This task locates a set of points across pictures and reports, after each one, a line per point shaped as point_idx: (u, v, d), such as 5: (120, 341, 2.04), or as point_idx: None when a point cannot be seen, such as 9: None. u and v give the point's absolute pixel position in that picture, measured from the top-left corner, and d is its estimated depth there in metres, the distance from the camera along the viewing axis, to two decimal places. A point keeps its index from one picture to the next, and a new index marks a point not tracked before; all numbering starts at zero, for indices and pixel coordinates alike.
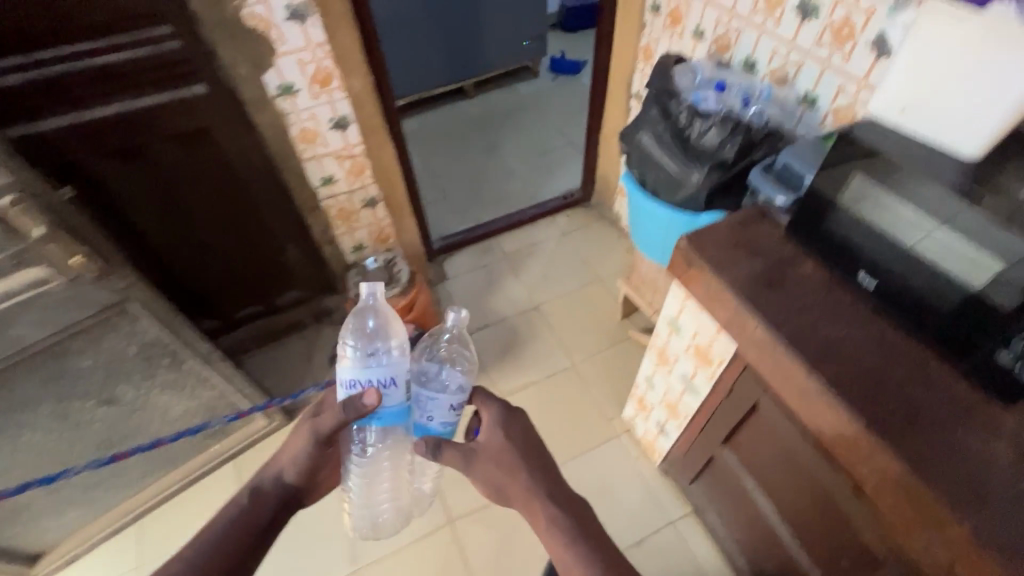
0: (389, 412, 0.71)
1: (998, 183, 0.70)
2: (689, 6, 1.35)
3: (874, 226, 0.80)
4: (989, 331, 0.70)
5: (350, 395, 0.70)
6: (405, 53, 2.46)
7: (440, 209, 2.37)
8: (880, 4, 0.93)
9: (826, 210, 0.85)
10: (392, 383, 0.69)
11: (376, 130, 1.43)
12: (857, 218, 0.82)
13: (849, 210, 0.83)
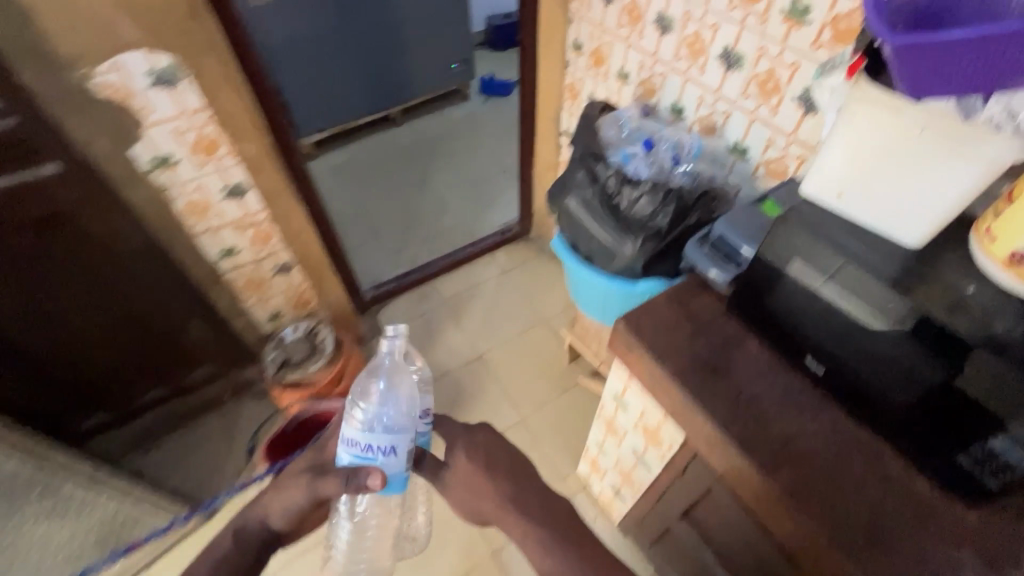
0: (390, 484, 0.65)
1: (940, 275, 0.65)
2: (610, 46, 1.28)
3: (816, 310, 0.75)
4: (945, 433, 0.65)
5: (352, 466, 0.64)
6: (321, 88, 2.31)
7: (372, 252, 2.22)
8: (804, 61, 0.89)
9: (767, 290, 0.79)
10: (392, 451, 0.63)
11: (279, 195, 1.28)
12: (798, 300, 0.76)
13: (790, 293, 0.77)
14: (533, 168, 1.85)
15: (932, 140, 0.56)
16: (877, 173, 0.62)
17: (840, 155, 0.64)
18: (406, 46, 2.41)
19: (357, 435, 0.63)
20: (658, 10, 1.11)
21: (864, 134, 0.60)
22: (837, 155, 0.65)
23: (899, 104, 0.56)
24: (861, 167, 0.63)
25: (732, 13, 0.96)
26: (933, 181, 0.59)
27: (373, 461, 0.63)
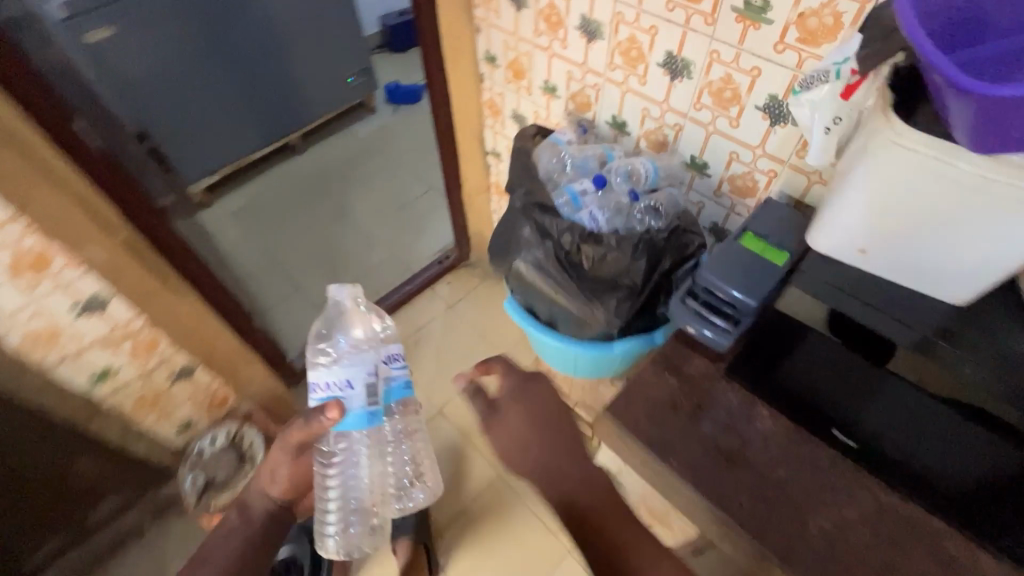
0: (351, 420, 0.72)
1: (983, 326, 0.61)
2: (530, 57, 1.10)
3: (842, 373, 0.68)
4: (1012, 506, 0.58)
5: (319, 404, 0.72)
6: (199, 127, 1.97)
7: (297, 307, 1.95)
8: (764, 64, 0.75)
9: (786, 346, 0.71)
10: (351, 386, 0.71)
11: (155, 296, 1.01)
12: (821, 359, 0.69)
13: (809, 351, 0.69)
14: (462, 191, 1.65)
15: (987, 197, 0.43)
16: (913, 228, 0.49)
17: (859, 211, 0.51)
18: (292, 66, 2.11)
19: (319, 377, 0.71)
20: (581, 14, 0.93)
21: (895, 187, 0.47)
22: (857, 207, 0.51)
23: (945, 152, 0.43)
24: (885, 227, 0.51)
25: (673, 14, 0.81)
26: (985, 241, 0.46)
27: (334, 399, 0.71)
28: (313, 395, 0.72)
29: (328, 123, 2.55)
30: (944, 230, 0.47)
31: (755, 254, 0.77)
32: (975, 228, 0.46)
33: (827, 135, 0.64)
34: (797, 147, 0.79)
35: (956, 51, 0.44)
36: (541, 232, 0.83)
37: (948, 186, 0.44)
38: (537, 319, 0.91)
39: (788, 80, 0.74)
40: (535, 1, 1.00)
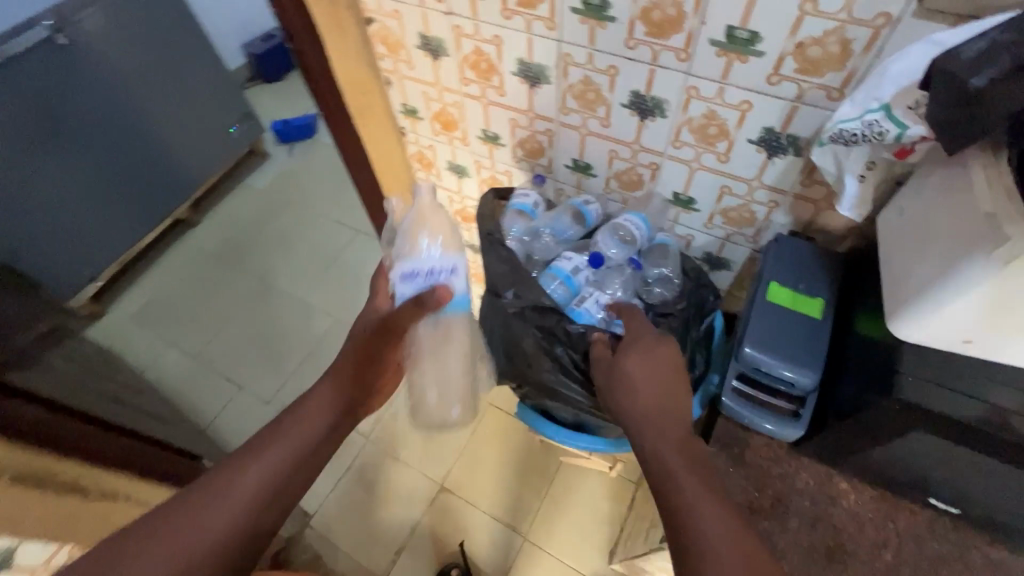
0: (455, 304, 0.64)
1: None
2: (460, 107, 0.94)
3: (941, 469, 0.55)
4: None
5: (415, 289, 0.62)
6: (64, 231, 1.61)
7: (246, 408, 1.69)
8: (756, 98, 0.65)
9: (858, 446, 0.58)
10: (451, 271, 0.63)
11: (76, 514, 0.80)
12: (912, 456, 0.55)
13: (895, 450, 0.56)
14: None
15: None
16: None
17: (962, 309, 0.42)
18: (160, 132, 1.76)
19: (419, 262, 0.62)
20: (518, 58, 0.79)
21: (1013, 288, 0.38)
22: (958, 304, 0.42)
23: None
24: (985, 327, 0.43)
25: (636, 51, 0.68)
26: None
27: (438, 282, 0.63)
28: (405, 278, 0.62)
29: (218, 185, 2.22)
30: None
31: (787, 309, 0.68)
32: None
33: (861, 183, 0.55)
34: (800, 177, 0.71)
35: None
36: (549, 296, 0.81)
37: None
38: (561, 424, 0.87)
39: (785, 112, 0.64)
40: (455, 48, 0.83)
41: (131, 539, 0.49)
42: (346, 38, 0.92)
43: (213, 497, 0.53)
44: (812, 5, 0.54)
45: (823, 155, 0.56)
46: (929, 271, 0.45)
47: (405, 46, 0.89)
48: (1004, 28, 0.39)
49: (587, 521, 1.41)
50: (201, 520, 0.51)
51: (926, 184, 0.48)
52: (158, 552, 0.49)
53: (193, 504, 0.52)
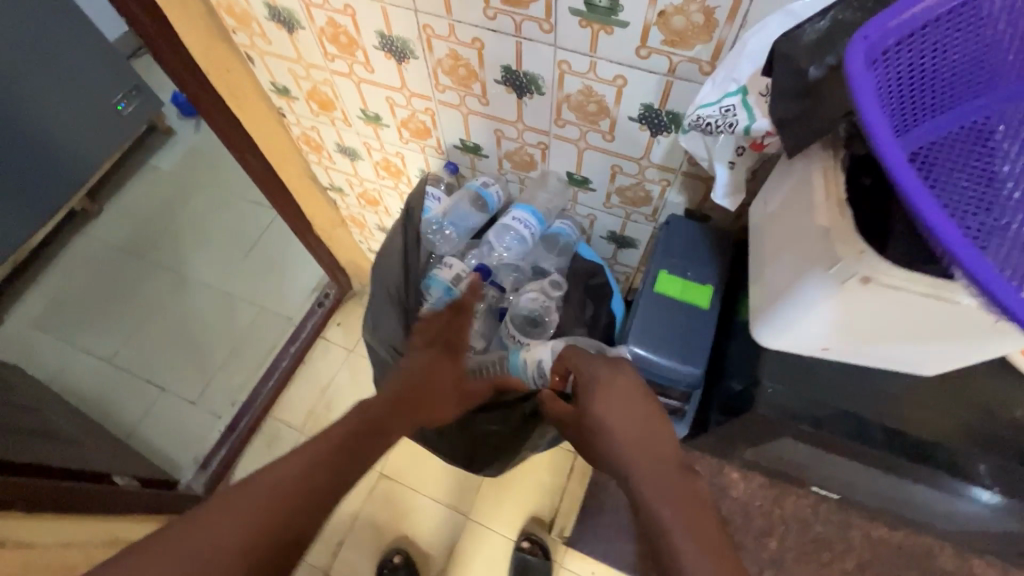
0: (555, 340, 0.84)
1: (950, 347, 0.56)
2: (332, 84, 0.84)
3: (819, 460, 0.56)
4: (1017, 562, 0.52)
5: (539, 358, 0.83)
6: None
7: (170, 413, 1.58)
8: (628, 72, 0.58)
9: (738, 444, 0.58)
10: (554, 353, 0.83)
11: None
12: (793, 451, 0.55)
13: (777, 445, 0.55)
14: (313, 230, 1.35)
15: (933, 319, 0.34)
16: (871, 338, 0.39)
17: (807, 326, 0.40)
18: (46, 125, 1.50)
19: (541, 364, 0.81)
20: (377, 30, 0.69)
21: (838, 311, 0.37)
22: (801, 326, 0.41)
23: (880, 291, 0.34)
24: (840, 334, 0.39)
25: (497, 22, 0.60)
26: (956, 342, 0.36)
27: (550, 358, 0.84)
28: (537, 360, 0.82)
29: (115, 166, 1.97)
30: (906, 337, 0.37)
31: (676, 301, 0.64)
32: (951, 337, 0.36)
33: (732, 169, 0.50)
34: (687, 154, 0.65)
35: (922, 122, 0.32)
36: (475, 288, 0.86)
37: (928, 307, 0.33)
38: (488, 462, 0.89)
39: (660, 88, 0.58)
40: (308, 19, 0.72)
41: (249, 484, 0.46)
42: (187, 7, 0.78)
43: (316, 455, 0.51)
44: None
45: (691, 139, 0.50)
46: (783, 274, 0.41)
47: (254, 18, 0.77)
48: (842, 7, 0.34)
49: (539, 484, 1.34)
50: (299, 476, 0.49)
51: (778, 176, 0.45)
52: (267, 501, 0.46)
53: (304, 449, 0.51)
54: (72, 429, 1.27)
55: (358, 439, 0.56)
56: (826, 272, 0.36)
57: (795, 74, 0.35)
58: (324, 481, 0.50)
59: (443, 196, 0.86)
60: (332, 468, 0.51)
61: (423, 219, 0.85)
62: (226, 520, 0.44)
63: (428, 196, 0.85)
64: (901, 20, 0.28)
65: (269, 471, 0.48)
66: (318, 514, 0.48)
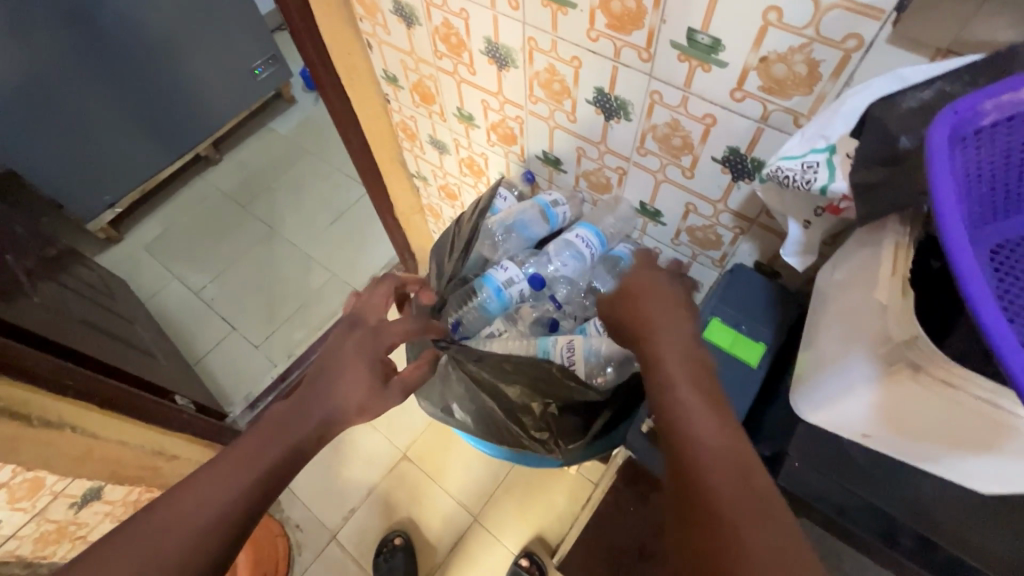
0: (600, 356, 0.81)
1: None
2: (435, 80, 0.89)
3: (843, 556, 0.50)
4: None
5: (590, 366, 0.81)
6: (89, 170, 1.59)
7: (233, 352, 1.72)
8: (720, 112, 0.57)
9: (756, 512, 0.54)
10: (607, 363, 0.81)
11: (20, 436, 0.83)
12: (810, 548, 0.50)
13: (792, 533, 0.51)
14: (393, 212, 1.43)
15: (967, 435, 0.32)
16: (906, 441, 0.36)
17: (845, 411, 0.38)
18: (192, 76, 1.69)
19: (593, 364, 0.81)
20: (484, 36, 0.72)
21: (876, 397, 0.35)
22: (837, 406, 0.38)
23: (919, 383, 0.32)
24: (873, 429, 0.37)
25: (597, 45, 0.61)
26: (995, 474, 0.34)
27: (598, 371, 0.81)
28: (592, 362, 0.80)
29: (241, 124, 2.19)
30: (938, 451, 0.35)
31: (722, 352, 0.62)
32: (991, 466, 0.33)
33: (806, 229, 0.49)
34: (765, 206, 0.63)
35: (1011, 214, 0.31)
36: (529, 296, 0.86)
37: (966, 419, 0.31)
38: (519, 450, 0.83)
39: (751, 133, 0.57)
40: (426, 18, 0.77)
41: (136, 524, 0.43)
42: None
43: (217, 482, 0.46)
44: (777, 16, 0.46)
45: (768, 191, 0.49)
46: (830, 350, 0.40)
47: (381, 11, 0.84)
48: (949, 79, 0.36)
49: (550, 508, 1.32)
50: (195, 515, 0.44)
51: (851, 246, 0.43)
52: (152, 543, 0.42)
53: (205, 478, 0.46)
54: (152, 345, 1.41)
55: (270, 458, 0.49)
56: (867, 355, 0.35)
57: (887, 137, 0.36)
58: (219, 512, 0.45)
59: (511, 198, 0.91)
60: (235, 497, 0.46)
61: (490, 219, 0.89)
62: (113, 561, 0.41)
63: (498, 195, 0.90)
64: (1005, 105, 0.28)
65: (167, 508, 0.44)
66: (210, 551, 0.43)
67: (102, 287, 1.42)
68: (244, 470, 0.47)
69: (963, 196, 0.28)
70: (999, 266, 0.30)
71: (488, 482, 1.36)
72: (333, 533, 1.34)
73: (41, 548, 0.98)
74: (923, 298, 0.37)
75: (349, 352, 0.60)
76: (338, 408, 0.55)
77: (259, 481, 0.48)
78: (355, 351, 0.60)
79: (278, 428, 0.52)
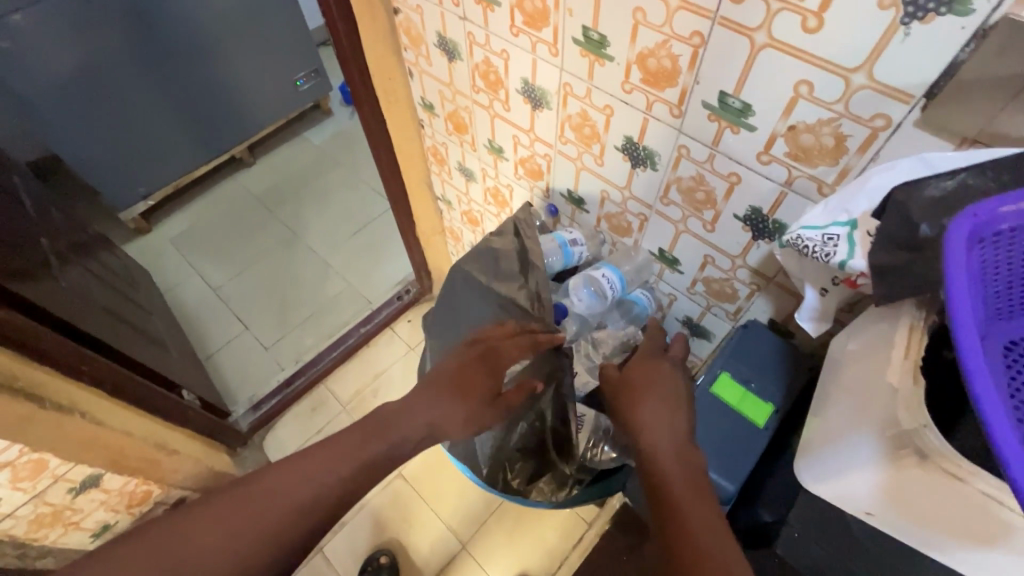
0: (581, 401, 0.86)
1: None
2: (470, 112, 0.92)
3: None
4: None
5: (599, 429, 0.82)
6: (128, 162, 1.65)
7: (243, 352, 1.74)
8: (745, 172, 0.58)
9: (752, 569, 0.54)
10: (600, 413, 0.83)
11: (31, 416, 0.85)
12: None
13: None
14: (415, 231, 1.46)
15: (959, 521, 0.32)
16: (901, 523, 0.36)
17: (850, 486, 0.37)
18: (236, 82, 1.76)
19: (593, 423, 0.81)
20: (522, 77, 0.75)
21: (882, 471, 0.35)
22: (840, 475, 0.38)
23: (918, 458, 0.33)
24: (876, 511, 0.37)
25: (631, 96, 0.63)
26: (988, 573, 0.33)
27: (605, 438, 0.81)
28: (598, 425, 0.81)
29: (278, 131, 2.26)
30: (930, 537, 0.34)
31: (728, 408, 0.62)
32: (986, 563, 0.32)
33: (822, 296, 0.49)
34: (783, 266, 0.64)
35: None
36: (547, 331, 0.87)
37: (965, 511, 0.31)
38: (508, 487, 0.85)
39: (775, 197, 0.58)
40: (468, 54, 0.81)
41: (250, 487, 0.52)
42: (376, 22, 0.90)
43: (322, 466, 0.55)
44: (808, 89, 0.47)
45: (788, 256, 0.50)
46: (838, 423, 0.40)
47: (425, 42, 0.87)
48: (974, 172, 0.36)
49: (541, 545, 1.30)
50: (296, 492, 0.53)
51: (861, 324, 0.44)
52: (257, 510, 0.51)
53: (312, 459, 0.55)
54: (166, 337, 1.44)
55: (369, 453, 0.58)
56: (873, 437, 0.36)
57: (907, 222, 0.37)
58: (314, 495, 0.53)
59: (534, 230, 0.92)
60: (333, 481, 0.55)
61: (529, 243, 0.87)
62: (229, 513, 0.50)
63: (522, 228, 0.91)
64: (1021, 208, 0.28)
65: (278, 476, 0.53)
66: (303, 527, 0.52)
67: (126, 276, 1.46)
68: (345, 459, 0.56)
69: (977, 292, 0.29)
70: (1012, 363, 0.30)
71: (482, 510, 1.35)
72: (320, 545, 1.32)
73: (36, 528, 0.99)
74: (933, 389, 0.37)
75: (451, 375, 0.68)
76: (433, 425, 0.64)
77: (354, 473, 0.56)
78: (452, 372, 0.69)
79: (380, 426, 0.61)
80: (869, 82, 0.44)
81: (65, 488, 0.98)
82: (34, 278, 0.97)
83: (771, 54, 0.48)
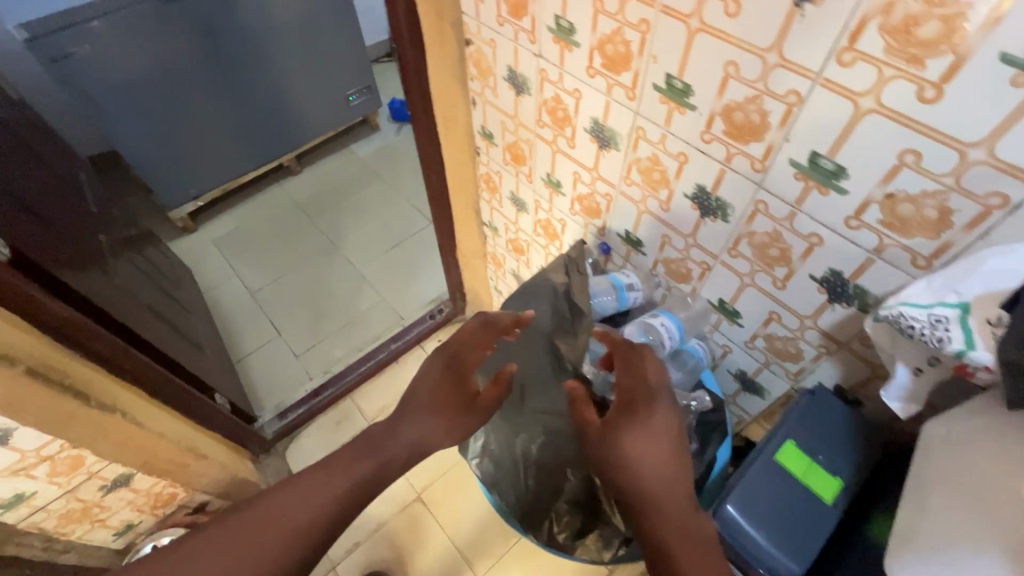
0: None
1: None
2: (531, 145, 0.91)
3: None
4: None
5: None
6: (184, 165, 1.70)
7: (273, 358, 1.75)
8: (827, 234, 0.56)
9: None
10: None
11: (74, 413, 0.85)
12: None
13: None
14: (456, 253, 1.45)
15: None
16: None
17: None
18: (292, 94, 1.81)
19: None
20: (593, 116, 0.74)
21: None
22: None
23: None
24: None
25: (709, 146, 0.61)
26: None
27: None
28: None
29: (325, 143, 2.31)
30: None
31: (793, 479, 0.58)
32: None
33: (916, 377, 0.47)
34: (860, 333, 0.61)
35: None
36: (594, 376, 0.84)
37: None
38: (553, 541, 0.82)
39: (859, 263, 0.55)
40: (538, 89, 0.81)
41: (251, 508, 0.54)
42: (446, 51, 0.91)
43: (321, 486, 0.56)
44: (914, 159, 0.45)
45: (880, 331, 0.47)
46: (945, 528, 0.39)
47: (493, 74, 0.88)
48: None
49: None
50: (295, 512, 0.54)
51: (970, 416, 0.41)
52: (258, 531, 0.53)
53: (311, 479, 0.57)
54: (203, 339, 1.46)
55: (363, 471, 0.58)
56: (999, 557, 0.34)
57: None
58: (313, 515, 0.54)
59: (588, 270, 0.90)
60: (331, 502, 0.56)
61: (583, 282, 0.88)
62: (233, 534, 0.52)
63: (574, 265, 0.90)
64: None
65: (278, 497, 0.55)
66: (303, 548, 0.53)
67: (171, 276, 1.49)
68: (342, 478, 0.57)
69: None
70: None
71: (501, 544, 1.30)
72: (334, 564, 1.30)
73: (64, 524, 1.00)
74: None
75: (422, 390, 0.67)
76: (420, 439, 0.63)
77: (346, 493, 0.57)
78: (426, 387, 0.67)
79: (373, 446, 0.61)
80: (988, 158, 0.41)
81: (95, 486, 0.99)
82: (89, 274, 0.99)
83: (879, 121, 0.46)
